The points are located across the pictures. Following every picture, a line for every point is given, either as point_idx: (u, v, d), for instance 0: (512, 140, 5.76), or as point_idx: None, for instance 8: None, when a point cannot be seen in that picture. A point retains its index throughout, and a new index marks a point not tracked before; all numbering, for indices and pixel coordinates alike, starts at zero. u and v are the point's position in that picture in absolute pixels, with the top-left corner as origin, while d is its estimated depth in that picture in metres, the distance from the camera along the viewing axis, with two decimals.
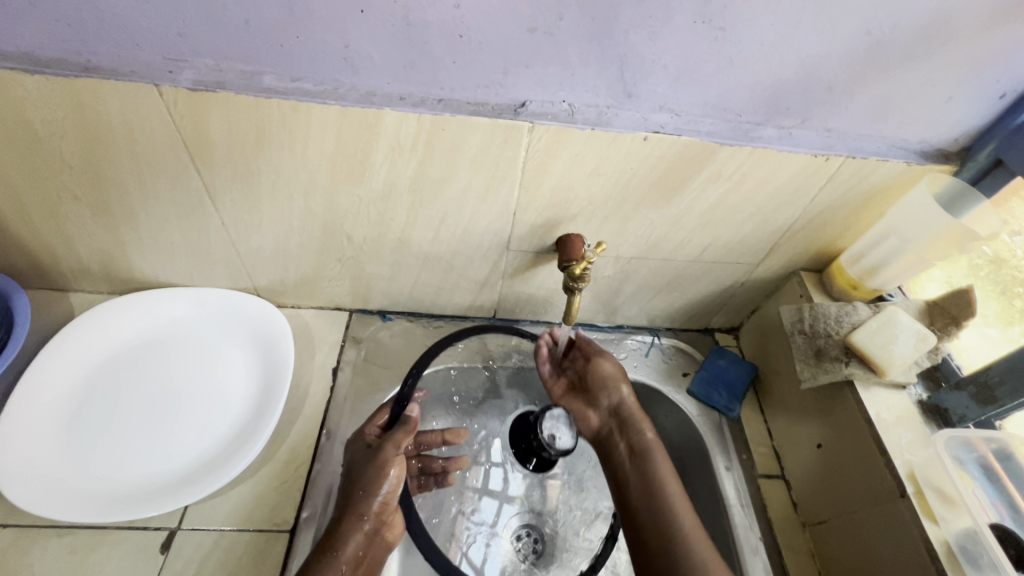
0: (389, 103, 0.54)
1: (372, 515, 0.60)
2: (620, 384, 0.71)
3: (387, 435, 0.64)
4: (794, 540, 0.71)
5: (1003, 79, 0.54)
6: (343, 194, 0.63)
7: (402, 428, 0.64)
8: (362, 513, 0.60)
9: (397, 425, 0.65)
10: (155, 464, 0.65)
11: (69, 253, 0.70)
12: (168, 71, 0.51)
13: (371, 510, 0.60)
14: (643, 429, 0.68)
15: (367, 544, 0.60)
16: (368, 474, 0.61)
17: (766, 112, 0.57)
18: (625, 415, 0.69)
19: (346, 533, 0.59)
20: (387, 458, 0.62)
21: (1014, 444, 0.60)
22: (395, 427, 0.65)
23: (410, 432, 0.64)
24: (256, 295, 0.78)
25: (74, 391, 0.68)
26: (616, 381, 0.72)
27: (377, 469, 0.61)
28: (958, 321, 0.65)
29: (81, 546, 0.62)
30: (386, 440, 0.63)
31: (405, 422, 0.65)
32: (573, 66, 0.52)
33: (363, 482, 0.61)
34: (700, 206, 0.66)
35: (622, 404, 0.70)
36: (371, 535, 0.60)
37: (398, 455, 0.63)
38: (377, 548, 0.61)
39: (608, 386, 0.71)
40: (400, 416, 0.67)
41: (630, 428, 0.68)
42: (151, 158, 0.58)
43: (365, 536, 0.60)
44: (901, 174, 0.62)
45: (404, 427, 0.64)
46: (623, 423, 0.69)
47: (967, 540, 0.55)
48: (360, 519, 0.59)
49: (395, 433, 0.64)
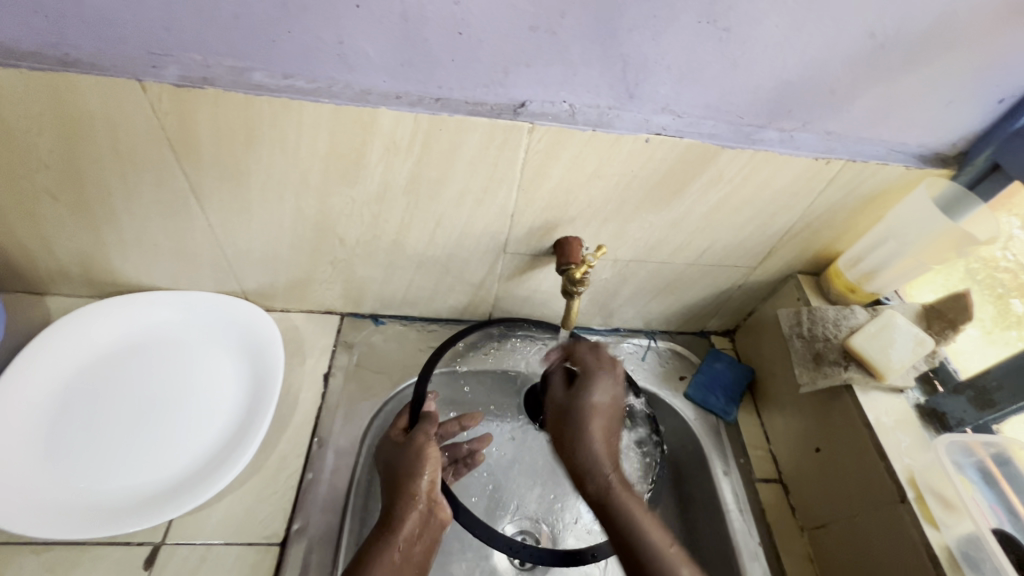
0: (385, 101, 0.52)
1: (423, 494, 0.61)
2: (585, 421, 0.61)
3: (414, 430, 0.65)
4: (793, 546, 0.70)
5: (1002, 84, 0.54)
6: (335, 196, 0.61)
7: (426, 420, 0.66)
8: (415, 493, 0.61)
9: (421, 420, 0.66)
10: (138, 475, 0.63)
11: (46, 255, 0.67)
12: (152, 66, 0.49)
13: (422, 491, 0.61)
14: (602, 465, 0.58)
15: (423, 522, 0.61)
16: (409, 460, 0.62)
17: (768, 115, 0.56)
18: (579, 455, 0.59)
19: (401, 513, 0.60)
20: (426, 447, 0.63)
21: (1012, 449, 0.60)
22: (417, 421, 0.67)
23: (435, 423, 0.67)
24: (244, 298, 0.76)
25: (51, 399, 0.65)
26: (583, 415, 0.62)
27: (417, 457, 0.62)
28: (955, 325, 0.65)
29: (59, 563, 0.59)
30: (416, 432, 0.65)
31: (425, 416, 0.67)
32: (575, 65, 0.51)
33: (408, 467, 0.62)
34: (700, 209, 0.65)
35: (583, 444, 0.60)
36: (427, 512, 0.61)
37: (431, 443, 0.64)
38: (432, 526, 0.62)
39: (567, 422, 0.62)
40: (420, 411, 0.68)
41: (586, 473, 0.58)
42: (133, 157, 0.56)
43: (420, 514, 0.61)
44: (900, 177, 0.62)
45: (425, 420, 0.66)
46: (581, 469, 0.59)
47: (969, 545, 0.56)
48: (414, 499, 0.61)
49: (423, 423, 0.65)
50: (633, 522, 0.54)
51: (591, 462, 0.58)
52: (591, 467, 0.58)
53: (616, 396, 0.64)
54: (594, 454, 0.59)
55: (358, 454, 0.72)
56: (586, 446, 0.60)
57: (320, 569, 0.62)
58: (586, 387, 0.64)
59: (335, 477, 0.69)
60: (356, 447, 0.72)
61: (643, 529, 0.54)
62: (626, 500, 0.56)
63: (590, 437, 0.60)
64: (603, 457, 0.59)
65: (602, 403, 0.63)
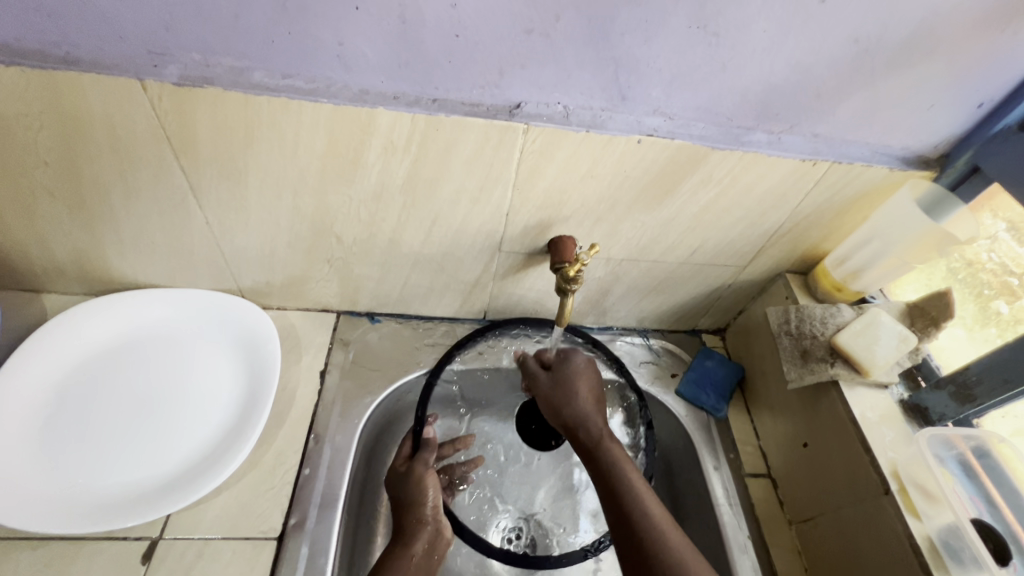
0: (383, 101, 0.53)
1: (431, 518, 0.66)
2: (571, 384, 0.65)
3: (414, 459, 0.69)
4: (781, 539, 0.72)
5: (981, 88, 0.56)
6: (333, 194, 0.62)
7: (425, 448, 0.70)
8: (422, 518, 0.65)
9: (420, 448, 0.70)
10: (135, 471, 0.63)
11: (42, 252, 0.67)
12: (153, 65, 0.50)
13: (428, 514, 0.66)
14: (589, 418, 0.62)
15: (432, 540, 0.65)
16: (412, 490, 0.66)
17: (757, 117, 0.58)
18: (568, 410, 0.63)
19: (412, 531, 0.64)
20: (426, 477, 0.67)
21: (991, 442, 0.62)
22: (418, 449, 0.70)
23: (435, 450, 0.70)
24: (240, 296, 0.76)
25: (49, 397, 0.65)
26: (569, 376, 0.66)
27: (421, 486, 0.66)
28: (938, 322, 0.67)
29: (56, 558, 0.59)
30: (415, 462, 0.69)
31: (424, 443, 0.70)
32: (569, 68, 0.52)
33: (414, 493, 0.66)
34: (690, 210, 0.67)
35: (570, 401, 0.63)
36: (434, 531, 0.66)
37: (430, 471, 0.68)
38: (440, 544, 0.66)
39: (553, 385, 0.65)
40: (420, 437, 0.71)
41: (575, 425, 0.62)
42: (132, 154, 0.56)
43: (430, 533, 0.65)
44: (884, 179, 0.64)
45: (425, 448, 0.70)
46: (570, 424, 0.62)
47: (950, 535, 0.57)
48: (423, 522, 0.65)
49: (422, 453, 0.69)
50: (615, 467, 0.58)
51: (580, 415, 0.62)
52: (580, 419, 0.62)
53: (594, 363, 0.68)
54: (582, 409, 0.62)
55: (354, 451, 0.73)
56: (576, 404, 0.63)
57: (318, 562, 0.63)
58: (566, 357, 0.68)
59: (332, 473, 0.69)
60: (352, 444, 0.72)
61: (625, 473, 0.57)
62: (612, 448, 0.60)
63: (578, 395, 0.64)
64: (591, 411, 0.62)
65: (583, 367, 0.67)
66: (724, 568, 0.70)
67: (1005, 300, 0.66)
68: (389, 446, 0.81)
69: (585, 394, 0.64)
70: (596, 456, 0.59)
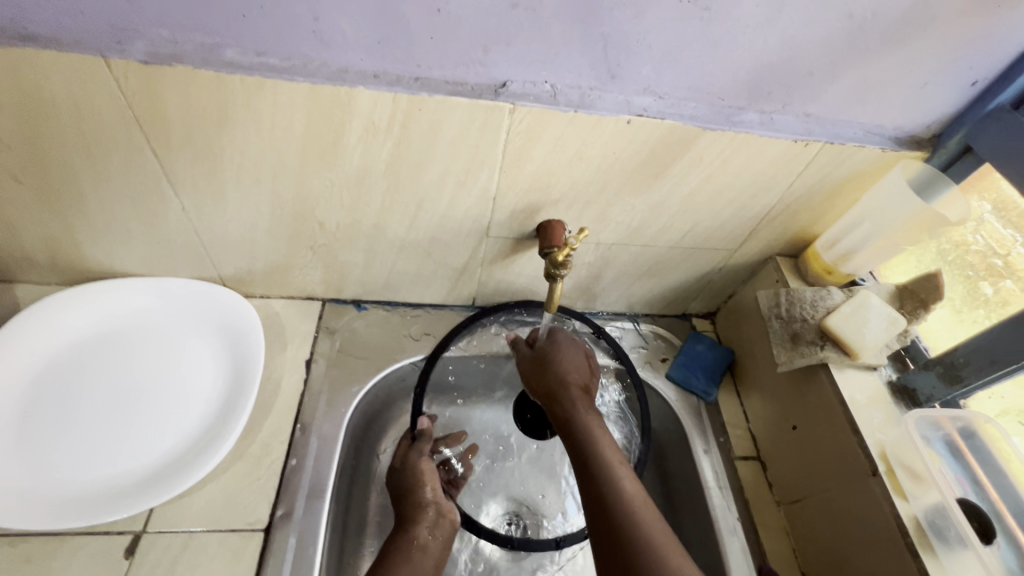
0: (363, 81, 0.51)
1: (431, 503, 0.67)
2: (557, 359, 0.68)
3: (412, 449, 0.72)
4: (769, 519, 0.73)
5: (975, 66, 0.55)
6: (313, 177, 0.60)
7: (421, 440, 0.72)
8: (422, 501, 0.67)
9: (418, 438, 0.72)
10: (117, 465, 0.62)
11: (10, 240, 0.65)
12: (118, 42, 0.47)
13: (427, 498, 0.67)
14: (618, 479, 0.54)
15: (434, 527, 0.66)
16: (410, 481, 0.68)
17: (748, 97, 0.57)
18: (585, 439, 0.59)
19: (415, 517, 0.65)
20: (419, 463, 0.69)
21: (977, 422, 0.63)
22: (415, 438, 0.73)
23: (430, 441, 0.73)
24: (221, 285, 0.75)
25: (27, 390, 0.63)
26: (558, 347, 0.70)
27: (419, 474, 0.68)
28: (926, 304, 0.67)
29: (36, 554, 0.58)
30: (414, 450, 0.71)
31: (421, 434, 0.72)
32: (557, 45, 0.50)
33: (411, 481, 0.68)
34: (680, 192, 0.65)
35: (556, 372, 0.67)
36: (437, 514, 0.66)
37: (424, 460, 0.70)
38: (444, 528, 0.66)
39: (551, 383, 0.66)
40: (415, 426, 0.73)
41: (601, 478, 0.55)
42: (100, 136, 0.54)
43: (431, 519, 0.66)
44: (877, 159, 0.63)
45: (422, 437, 0.72)
46: (585, 457, 0.57)
47: (936, 514, 0.58)
48: (423, 507, 0.66)
49: (419, 442, 0.72)
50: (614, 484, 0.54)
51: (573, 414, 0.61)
52: (607, 478, 0.54)
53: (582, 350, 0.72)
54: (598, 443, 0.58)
55: (342, 442, 0.72)
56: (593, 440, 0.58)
57: (306, 553, 0.62)
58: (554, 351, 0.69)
59: (319, 463, 0.69)
60: (339, 433, 0.71)
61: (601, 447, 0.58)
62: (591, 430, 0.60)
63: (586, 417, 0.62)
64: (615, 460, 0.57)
65: (576, 373, 0.67)
66: (714, 551, 0.71)
67: (991, 282, 0.66)
68: (380, 434, 0.81)
69: (596, 422, 0.61)
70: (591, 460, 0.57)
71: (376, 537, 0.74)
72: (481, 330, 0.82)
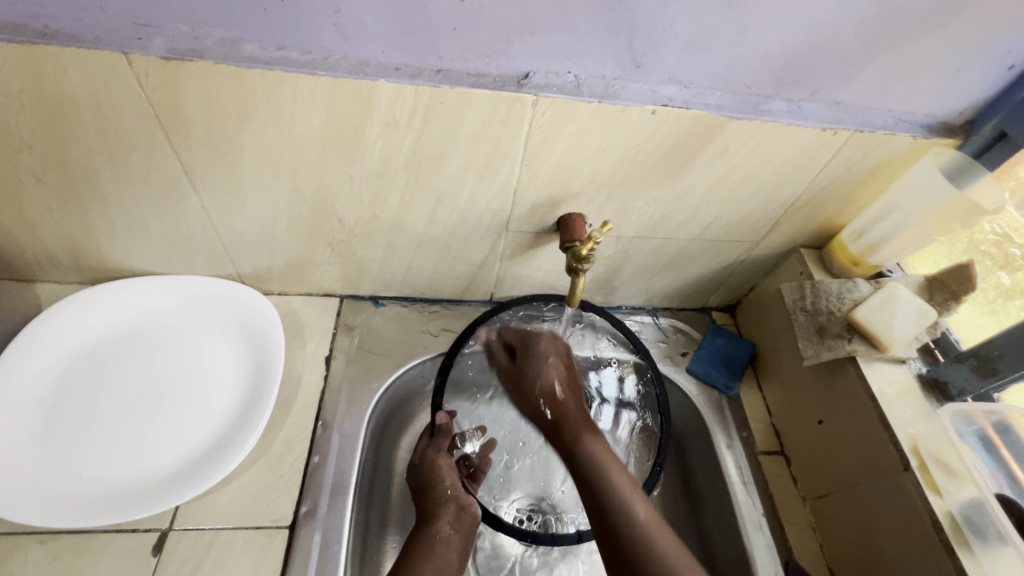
0: (384, 74, 0.50)
1: (451, 499, 0.67)
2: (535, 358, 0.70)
3: (431, 446, 0.72)
4: (795, 515, 0.72)
5: (1013, 49, 0.53)
6: (333, 173, 0.59)
7: (440, 437, 0.72)
8: (442, 496, 0.67)
9: (435, 434, 0.73)
10: (141, 463, 0.62)
11: (32, 240, 0.65)
12: (138, 38, 0.47)
13: (447, 494, 0.67)
14: (592, 449, 0.61)
15: (457, 521, 0.66)
16: (430, 476, 0.69)
17: (776, 84, 0.55)
18: (590, 469, 0.59)
19: (435, 512, 0.66)
20: (437, 461, 0.70)
21: (1012, 417, 0.61)
22: (433, 434, 0.73)
23: (449, 437, 0.73)
24: (239, 282, 0.74)
25: (51, 389, 0.64)
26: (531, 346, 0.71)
27: (437, 471, 0.69)
28: (958, 296, 0.65)
29: (65, 552, 0.58)
30: (432, 447, 0.72)
31: (439, 429, 0.72)
32: (581, 34, 0.49)
33: (431, 477, 0.69)
34: (704, 183, 0.64)
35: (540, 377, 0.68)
36: (458, 510, 0.66)
37: (442, 456, 0.71)
38: (467, 523, 0.66)
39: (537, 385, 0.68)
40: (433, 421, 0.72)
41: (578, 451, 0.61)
42: (120, 135, 0.53)
43: (453, 512, 0.66)
44: (907, 147, 0.61)
45: (440, 433, 0.72)
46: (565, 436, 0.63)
47: (972, 510, 0.57)
48: (443, 502, 0.66)
49: (437, 438, 0.72)
50: (586, 447, 0.61)
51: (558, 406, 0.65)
52: (582, 447, 0.61)
53: (562, 351, 0.72)
54: (575, 421, 0.64)
55: (364, 439, 0.71)
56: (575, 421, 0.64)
57: (331, 550, 0.62)
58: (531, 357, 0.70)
59: (342, 460, 0.69)
60: (360, 431, 0.71)
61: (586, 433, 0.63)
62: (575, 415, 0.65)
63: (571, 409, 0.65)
64: (619, 477, 0.59)
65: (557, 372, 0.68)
66: (740, 547, 0.70)
67: (1007, 271, 0.67)
68: (400, 432, 0.80)
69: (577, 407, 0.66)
70: (570, 440, 0.63)
71: (397, 536, 0.74)
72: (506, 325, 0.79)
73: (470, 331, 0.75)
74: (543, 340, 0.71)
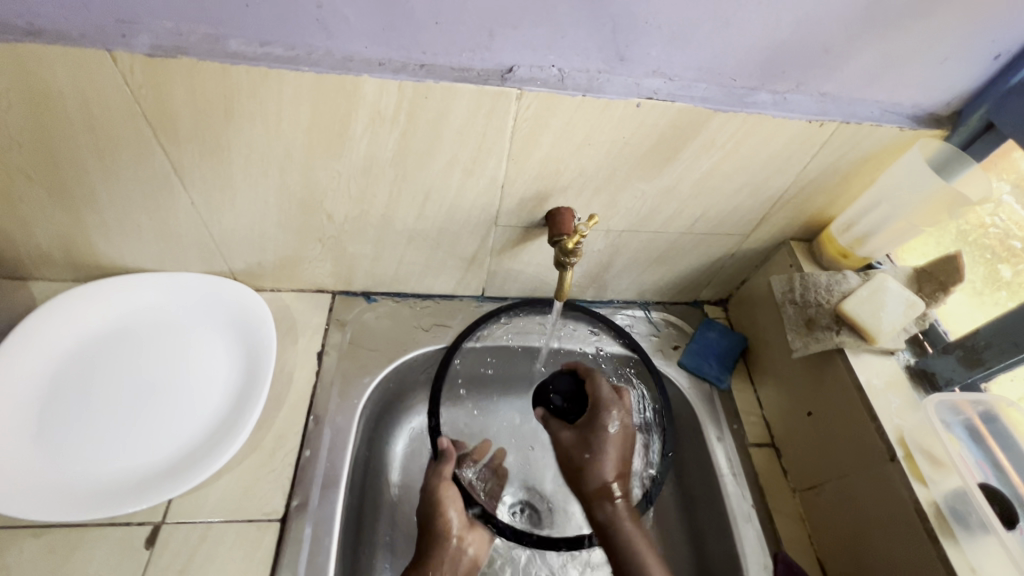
0: (368, 69, 0.50)
1: (453, 534, 0.68)
2: (597, 415, 0.67)
3: (433, 470, 0.71)
4: (784, 505, 0.72)
5: (998, 39, 0.53)
6: (321, 169, 0.59)
7: (441, 460, 0.71)
8: (443, 533, 0.67)
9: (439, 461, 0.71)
10: (133, 458, 0.62)
11: (25, 237, 0.65)
12: (122, 35, 0.47)
13: (449, 530, 0.68)
14: (604, 478, 0.64)
15: (455, 562, 0.67)
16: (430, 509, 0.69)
17: (760, 77, 0.55)
18: (606, 517, 0.62)
19: (434, 552, 0.66)
20: (437, 489, 0.69)
21: (999, 407, 0.61)
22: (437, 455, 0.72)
23: (451, 461, 0.71)
24: (232, 278, 0.75)
25: (44, 386, 0.64)
26: (598, 407, 0.68)
27: (437, 503, 0.68)
28: (946, 287, 0.65)
29: (59, 545, 0.59)
30: (433, 471, 0.71)
31: (441, 454, 0.71)
32: (563, 27, 0.49)
33: (434, 508, 0.69)
34: (691, 176, 0.64)
35: (598, 438, 0.66)
36: (455, 548, 0.67)
37: (445, 485, 0.69)
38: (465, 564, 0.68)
39: (581, 437, 0.66)
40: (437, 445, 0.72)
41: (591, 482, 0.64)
42: (108, 132, 0.54)
43: (450, 551, 0.67)
44: (894, 139, 0.61)
45: (442, 458, 0.71)
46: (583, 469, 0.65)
47: (956, 499, 0.57)
48: (444, 539, 0.67)
49: (439, 466, 0.70)
50: (600, 478, 0.64)
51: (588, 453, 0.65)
52: (599, 479, 0.64)
53: (629, 430, 0.67)
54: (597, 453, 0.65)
55: (355, 433, 0.72)
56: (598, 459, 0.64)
57: (322, 542, 0.63)
58: (596, 417, 0.67)
59: (332, 454, 0.69)
60: (353, 426, 0.72)
61: (606, 473, 0.64)
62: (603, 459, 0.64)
63: (606, 468, 0.64)
64: (622, 511, 0.62)
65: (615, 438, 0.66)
66: (729, 538, 0.70)
67: (1009, 265, 0.66)
68: (393, 426, 0.81)
69: (611, 458, 0.65)
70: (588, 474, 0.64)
71: (388, 530, 0.75)
72: (503, 322, 0.81)
73: (469, 330, 0.79)
74: (614, 420, 0.67)
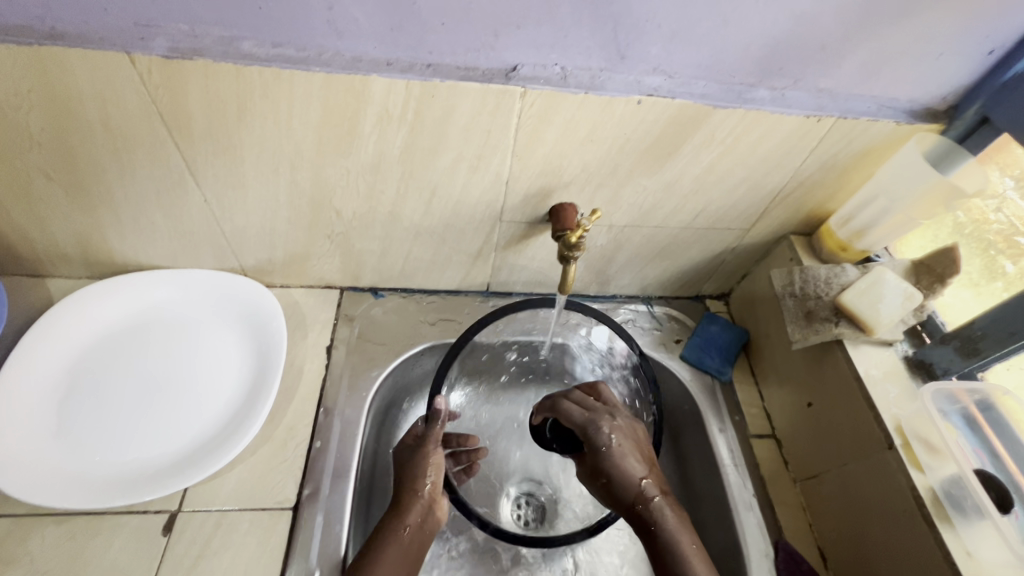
0: (376, 69, 0.52)
1: (425, 491, 0.67)
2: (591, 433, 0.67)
3: (426, 433, 0.71)
4: (786, 496, 0.73)
5: (992, 34, 0.54)
6: (331, 167, 0.61)
7: (436, 422, 0.71)
8: (416, 489, 0.66)
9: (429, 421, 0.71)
10: (149, 449, 0.64)
11: (43, 235, 0.67)
12: (140, 38, 0.49)
13: (424, 489, 0.67)
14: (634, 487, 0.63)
15: (425, 512, 0.66)
16: (414, 464, 0.68)
17: (759, 73, 0.57)
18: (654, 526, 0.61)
19: (405, 505, 0.65)
20: (429, 446, 0.69)
21: (995, 395, 0.63)
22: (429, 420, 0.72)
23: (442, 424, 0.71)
24: (242, 275, 0.77)
25: (61, 381, 0.66)
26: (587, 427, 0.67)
27: (422, 461, 0.68)
28: (943, 279, 0.66)
29: (79, 533, 0.61)
30: (426, 434, 0.70)
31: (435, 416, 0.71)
32: (566, 27, 0.51)
33: (415, 467, 0.68)
34: (692, 171, 0.66)
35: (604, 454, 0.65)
36: (428, 506, 0.66)
37: (436, 448, 0.70)
38: (432, 521, 0.67)
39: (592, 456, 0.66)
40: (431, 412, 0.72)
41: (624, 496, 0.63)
42: (125, 131, 0.55)
43: (422, 505, 0.66)
44: (890, 133, 0.63)
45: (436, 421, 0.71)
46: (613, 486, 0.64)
47: (952, 485, 0.58)
48: (416, 494, 0.66)
49: (432, 425, 0.71)
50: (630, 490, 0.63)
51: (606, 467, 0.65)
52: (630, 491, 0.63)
53: (626, 432, 0.67)
54: (616, 468, 0.64)
55: (364, 424, 0.74)
56: (619, 473, 0.64)
57: (332, 530, 0.64)
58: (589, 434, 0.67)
59: (342, 445, 0.71)
60: (362, 418, 0.73)
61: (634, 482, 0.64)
62: (624, 471, 0.64)
63: (630, 477, 0.64)
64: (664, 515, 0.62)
65: (621, 448, 0.65)
66: (729, 527, 0.72)
67: (1011, 258, 0.66)
68: (400, 420, 0.83)
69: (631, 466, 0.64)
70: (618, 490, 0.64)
71: None
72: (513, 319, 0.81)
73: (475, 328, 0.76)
74: (608, 432, 0.66)
